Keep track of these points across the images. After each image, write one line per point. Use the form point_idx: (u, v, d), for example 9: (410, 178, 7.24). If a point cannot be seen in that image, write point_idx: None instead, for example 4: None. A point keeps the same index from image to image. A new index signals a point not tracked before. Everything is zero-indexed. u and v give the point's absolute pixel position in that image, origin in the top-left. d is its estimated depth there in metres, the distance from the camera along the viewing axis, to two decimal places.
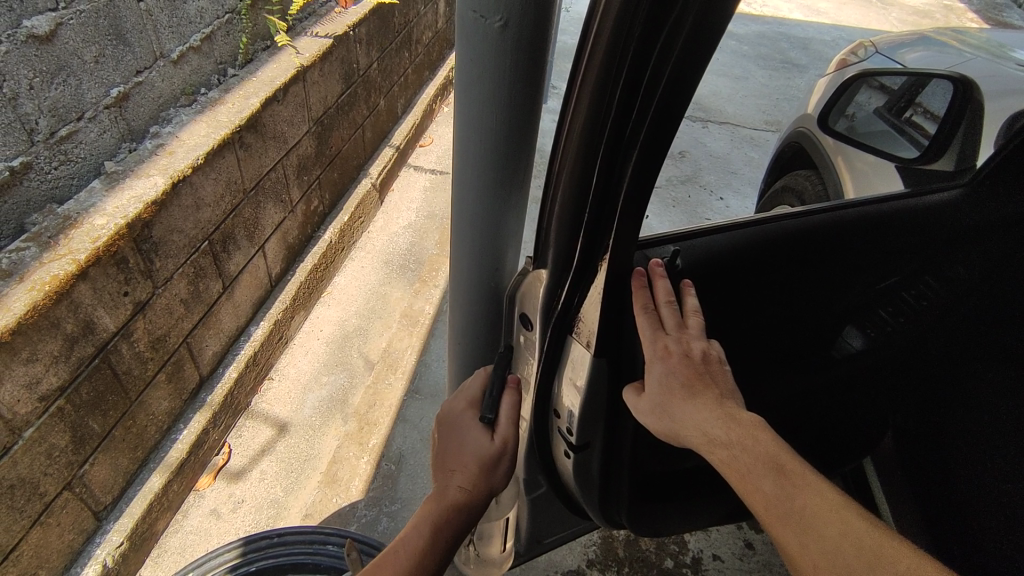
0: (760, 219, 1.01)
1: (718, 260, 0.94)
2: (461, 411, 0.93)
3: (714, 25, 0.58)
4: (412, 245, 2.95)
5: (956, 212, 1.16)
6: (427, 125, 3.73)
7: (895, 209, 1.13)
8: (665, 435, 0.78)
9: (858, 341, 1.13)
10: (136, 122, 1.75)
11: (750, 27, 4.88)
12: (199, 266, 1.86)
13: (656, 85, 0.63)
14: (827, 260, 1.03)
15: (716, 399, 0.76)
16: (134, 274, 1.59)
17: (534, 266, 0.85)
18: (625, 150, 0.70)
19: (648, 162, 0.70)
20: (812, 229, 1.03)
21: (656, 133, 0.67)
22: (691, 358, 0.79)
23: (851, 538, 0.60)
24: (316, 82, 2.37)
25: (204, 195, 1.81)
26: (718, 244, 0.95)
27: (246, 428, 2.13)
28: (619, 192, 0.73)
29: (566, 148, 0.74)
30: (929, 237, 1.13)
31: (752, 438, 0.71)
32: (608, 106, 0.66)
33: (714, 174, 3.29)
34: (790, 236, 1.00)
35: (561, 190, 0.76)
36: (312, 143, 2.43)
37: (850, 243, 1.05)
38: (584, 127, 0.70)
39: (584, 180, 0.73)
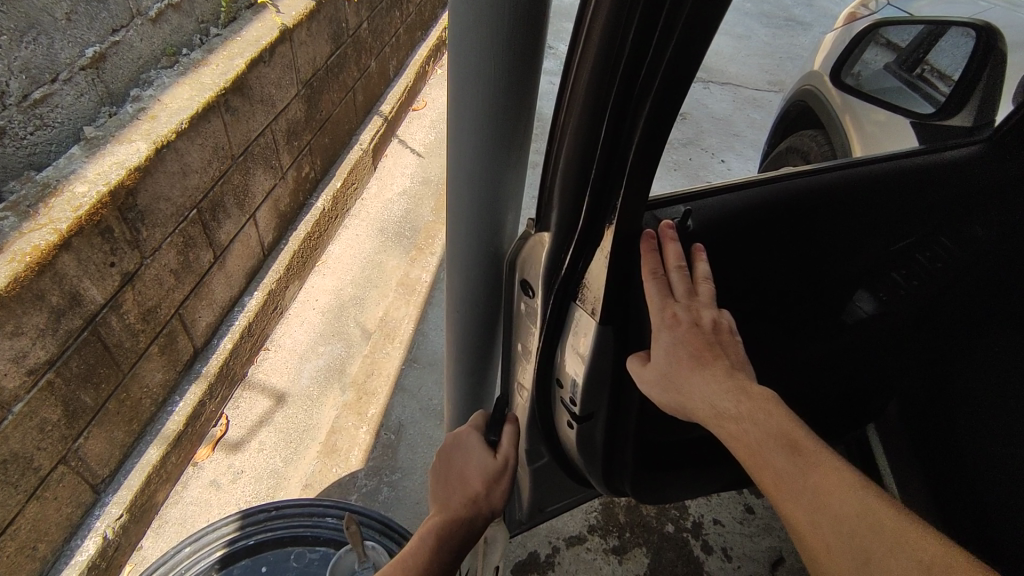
0: (772, 178, 0.96)
1: (729, 221, 0.89)
2: (465, 432, 0.98)
3: None
4: (407, 212, 2.89)
5: (974, 169, 1.11)
6: (420, 87, 3.62)
7: (912, 166, 1.07)
8: (669, 406, 0.76)
9: (869, 306, 1.09)
10: (115, 84, 1.67)
11: None
12: (188, 235, 1.81)
13: (671, 32, 0.57)
14: (840, 222, 0.99)
15: (726, 370, 0.73)
16: (120, 244, 1.54)
17: (536, 229, 0.81)
18: (636, 105, 0.64)
19: (661, 118, 0.65)
20: (826, 188, 0.97)
21: (669, 86, 0.62)
22: (701, 327, 0.76)
23: (868, 519, 0.57)
24: (304, 42, 2.28)
25: (190, 161, 1.74)
26: (729, 203, 0.90)
27: (243, 400, 2.11)
28: (629, 150, 0.68)
29: (571, 102, 0.69)
30: (946, 196, 1.08)
31: (762, 411, 0.68)
32: (617, 54, 0.61)
33: (715, 136, 3.21)
34: (803, 196, 0.95)
35: (565, 148, 0.72)
36: (301, 107, 2.35)
37: (865, 203, 1.00)
38: (591, 78, 0.65)
39: (591, 137, 0.68)
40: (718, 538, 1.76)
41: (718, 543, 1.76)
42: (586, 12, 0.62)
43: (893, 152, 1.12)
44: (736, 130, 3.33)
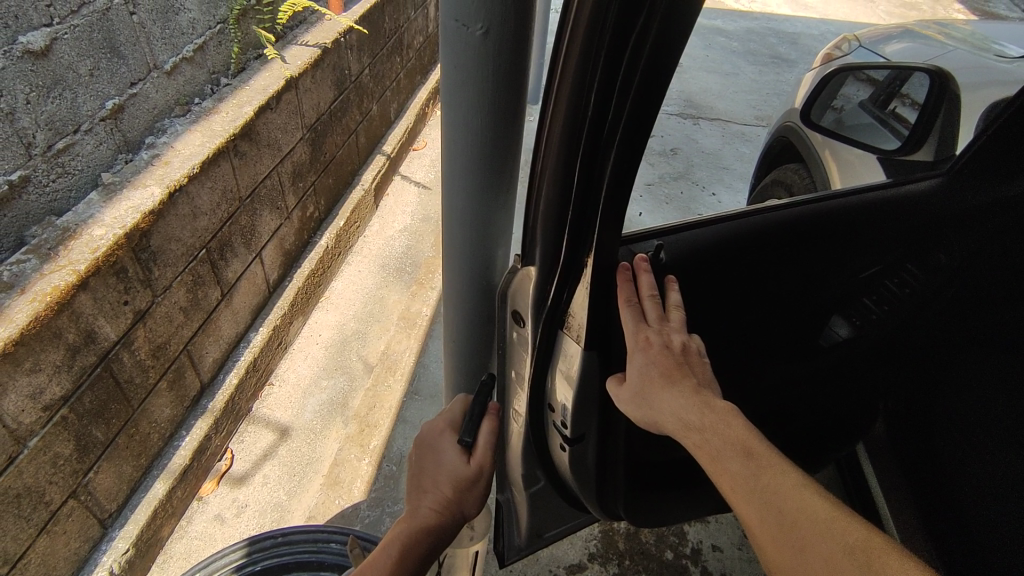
0: (742, 212, 1.03)
1: (703, 254, 0.96)
2: (441, 431, 0.99)
3: (677, 33, 0.61)
4: (408, 248, 2.97)
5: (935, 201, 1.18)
6: (420, 128, 3.76)
7: (875, 198, 1.15)
8: (645, 421, 0.81)
9: (844, 329, 1.15)
10: (131, 133, 1.77)
11: (739, 23, 4.91)
12: (197, 274, 1.89)
13: (629, 86, 0.65)
14: (810, 251, 1.05)
15: (692, 388, 0.78)
16: (133, 283, 1.61)
17: (523, 263, 0.88)
18: (604, 150, 0.72)
19: (627, 161, 0.73)
20: (793, 220, 1.05)
21: (631, 132, 0.70)
22: (671, 349, 0.82)
23: (805, 511, 0.62)
24: (309, 89, 2.40)
25: (201, 204, 1.83)
26: (701, 235, 0.97)
27: (248, 434, 2.15)
28: (600, 190, 0.75)
29: (548, 149, 0.77)
30: (908, 225, 1.15)
31: (723, 422, 0.74)
32: (585, 105, 0.69)
33: (705, 170, 3.32)
34: (772, 229, 1.02)
35: (545, 189, 0.79)
36: (306, 150, 2.46)
37: (832, 234, 1.08)
38: (564, 128, 0.73)
39: (567, 180, 0.76)
40: (717, 564, 1.78)
41: (718, 569, 1.77)
42: (558, 71, 0.70)
43: (860, 185, 1.20)
44: (725, 164, 3.45)
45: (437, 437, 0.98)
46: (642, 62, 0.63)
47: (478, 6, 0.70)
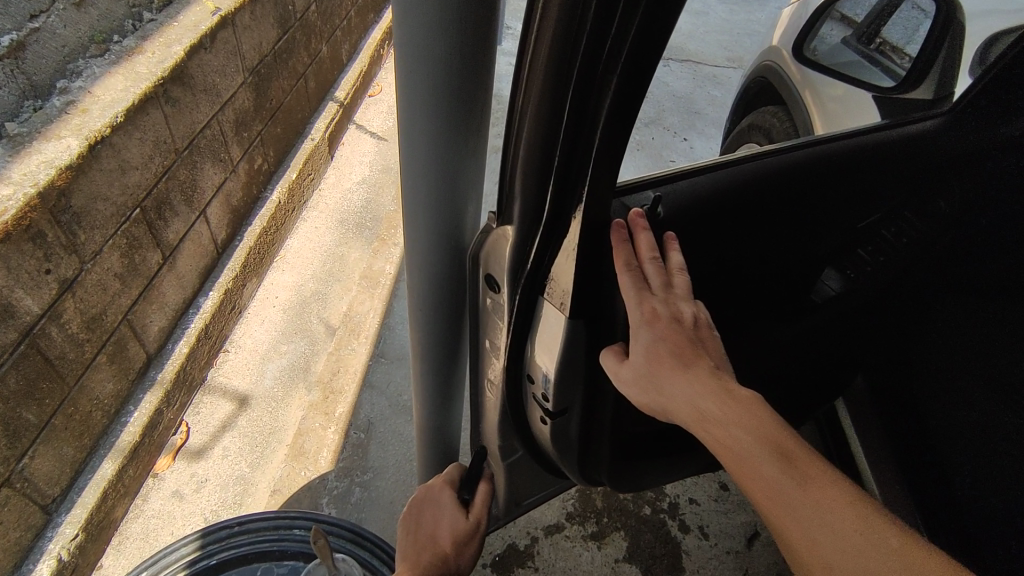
0: (736, 160, 0.93)
1: (700, 207, 0.86)
2: (442, 487, 1.17)
3: None
4: (367, 202, 2.80)
5: (937, 144, 1.12)
6: (374, 72, 3.50)
7: (875, 141, 1.06)
8: (650, 407, 0.75)
9: (836, 283, 1.08)
10: (37, 76, 1.54)
11: None
12: (132, 236, 1.70)
13: (635, 6, 0.53)
14: (810, 201, 0.96)
15: (709, 371, 0.72)
16: (55, 249, 1.43)
17: (498, 222, 0.77)
18: (600, 84, 0.60)
19: (628, 98, 0.61)
20: (793, 169, 0.95)
21: (635, 60, 0.58)
22: (680, 323, 0.74)
23: (868, 536, 0.58)
24: (248, 27, 2.16)
25: (129, 156, 1.63)
26: (696, 187, 0.87)
27: (204, 405, 2.02)
28: (594, 134, 0.64)
29: (529, 83, 0.64)
30: (909, 169, 1.07)
31: (749, 415, 0.68)
32: (578, 31, 0.56)
33: (676, 115, 3.22)
34: (772, 180, 0.93)
35: (526, 135, 0.67)
36: (248, 95, 2.23)
37: (833, 182, 0.98)
38: (549, 61, 0.60)
39: (553, 122, 0.64)
40: (695, 517, 1.77)
41: (695, 522, 1.76)
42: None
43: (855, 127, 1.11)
44: (696, 108, 3.33)
45: (443, 492, 1.16)
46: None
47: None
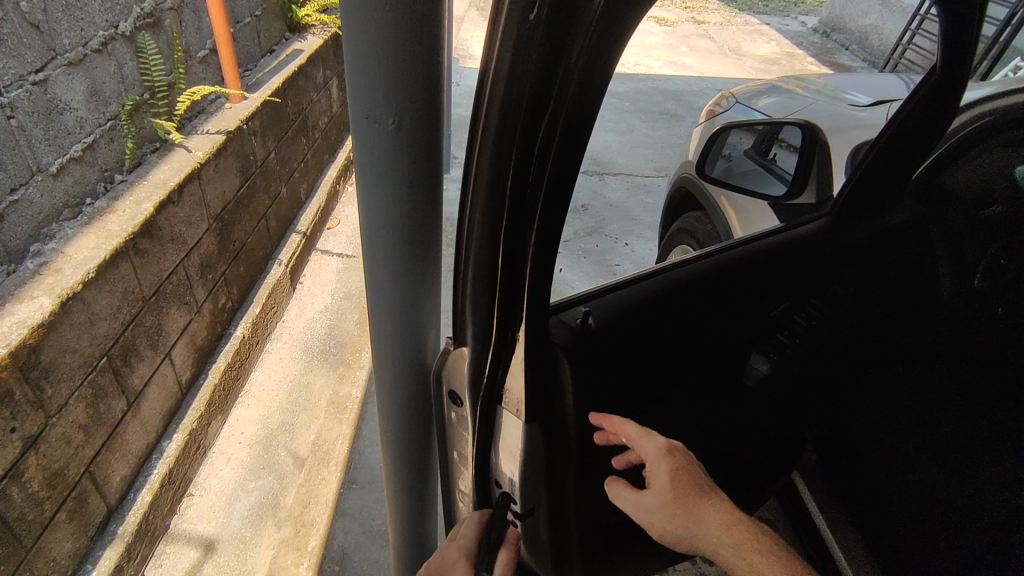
0: (655, 270, 1.08)
1: (626, 316, 0.97)
2: (454, 559, 0.89)
3: (582, 125, 0.63)
4: (331, 329, 2.88)
5: (826, 240, 1.28)
6: (332, 207, 3.73)
7: (772, 244, 1.24)
8: (676, 543, 0.82)
9: (763, 365, 1.22)
10: (13, 243, 1.63)
11: (626, 87, 5.54)
12: (98, 385, 1.73)
13: (542, 172, 0.67)
14: (724, 299, 1.11)
15: (722, 508, 0.81)
16: (22, 407, 1.45)
17: (455, 344, 0.88)
18: (523, 230, 0.73)
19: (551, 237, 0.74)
20: (704, 274, 1.10)
21: (552, 208, 0.70)
22: (689, 471, 0.85)
23: None
24: (212, 179, 2.33)
25: (98, 309, 1.70)
26: (621, 299, 1.00)
27: (167, 555, 1.94)
28: (524, 267, 0.75)
29: (470, 228, 0.77)
30: (805, 264, 1.24)
31: (763, 544, 0.76)
32: (503, 188, 0.69)
33: (615, 223, 3.57)
34: (686, 283, 1.07)
35: (471, 267, 0.79)
36: (213, 240, 2.36)
37: (742, 281, 1.14)
38: (483, 210, 0.73)
39: (490, 257, 0.76)
40: None
41: None
42: (475, 156, 0.72)
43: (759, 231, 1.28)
44: (632, 215, 3.65)
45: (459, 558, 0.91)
46: (563, 146, 0.65)
47: (389, 101, 0.70)
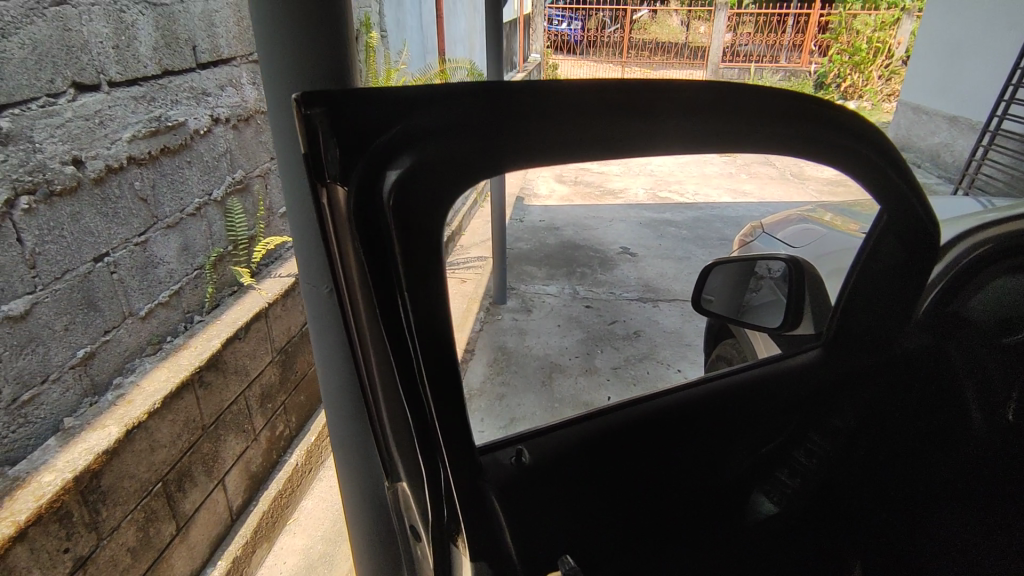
0: (614, 406, 1.07)
1: (573, 453, 0.97)
2: None
3: (429, 275, 0.63)
4: None
5: (815, 373, 1.18)
6: None
7: (754, 378, 1.18)
8: None
9: (768, 505, 1.15)
10: (99, 376, 1.90)
11: (685, 216, 5.76)
12: (151, 509, 1.87)
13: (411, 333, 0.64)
14: (697, 434, 1.09)
15: None
16: (77, 528, 1.61)
17: (394, 481, 0.91)
18: (417, 394, 0.68)
19: (449, 394, 0.71)
20: (671, 409, 1.08)
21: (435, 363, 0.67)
22: None
23: None
24: (279, 316, 2.61)
25: (160, 437, 1.89)
26: (569, 435, 0.99)
27: None
28: (433, 425, 0.71)
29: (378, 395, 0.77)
30: (795, 397, 1.17)
31: None
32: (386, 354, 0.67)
33: (668, 348, 3.56)
34: (651, 420, 1.06)
35: (392, 428, 0.80)
36: (275, 371, 2.59)
37: (715, 416, 1.11)
38: (382, 377, 0.73)
39: (402, 416, 0.74)
40: None
41: None
42: (357, 335, 0.74)
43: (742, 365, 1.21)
44: (686, 340, 3.64)
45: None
46: (425, 303, 0.64)
47: None
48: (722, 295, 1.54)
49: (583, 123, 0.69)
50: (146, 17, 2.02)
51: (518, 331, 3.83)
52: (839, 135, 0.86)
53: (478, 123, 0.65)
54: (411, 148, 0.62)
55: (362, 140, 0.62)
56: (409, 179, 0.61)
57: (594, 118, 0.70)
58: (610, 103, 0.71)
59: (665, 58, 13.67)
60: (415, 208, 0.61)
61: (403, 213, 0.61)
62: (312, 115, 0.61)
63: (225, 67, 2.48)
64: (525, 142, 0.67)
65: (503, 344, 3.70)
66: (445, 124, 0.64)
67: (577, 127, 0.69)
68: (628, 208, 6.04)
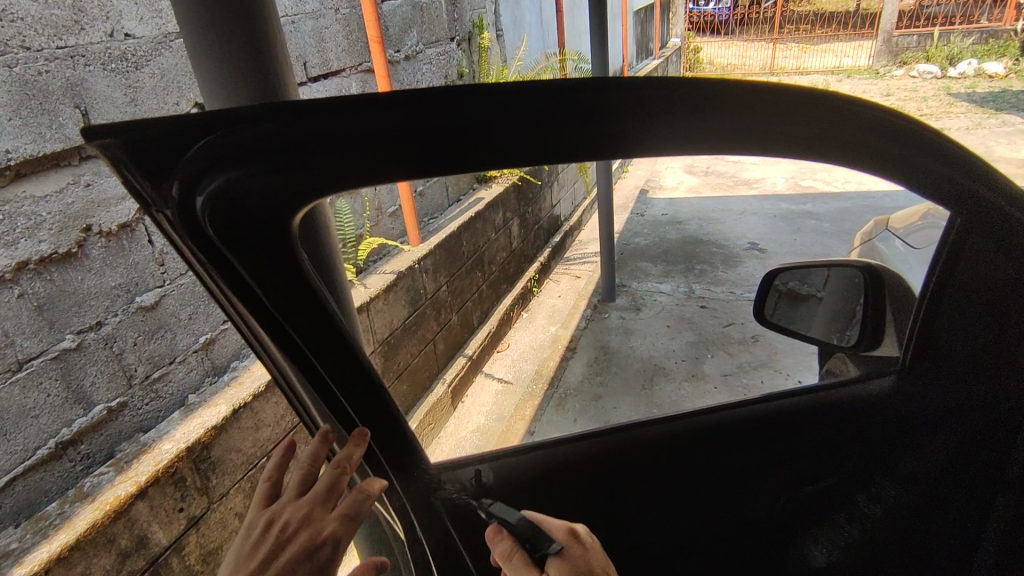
0: (620, 428, 1.10)
1: (558, 467, 1.02)
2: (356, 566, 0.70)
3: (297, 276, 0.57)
4: (476, 449, 2.99)
5: (864, 410, 1.06)
6: (505, 332, 4.00)
7: (788, 409, 1.11)
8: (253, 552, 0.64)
9: (819, 556, 1.00)
10: (219, 359, 2.17)
11: (830, 208, 5.18)
12: (255, 480, 2.10)
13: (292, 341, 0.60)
14: (706, 463, 1.06)
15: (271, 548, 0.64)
16: (190, 491, 1.85)
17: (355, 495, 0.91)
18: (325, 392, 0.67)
19: (368, 391, 0.71)
20: (678, 435, 1.09)
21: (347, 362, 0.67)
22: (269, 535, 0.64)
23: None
24: (381, 310, 2.77)
25: (264, 416, 2.12)
26: (537, 456, 1.03)
27: None
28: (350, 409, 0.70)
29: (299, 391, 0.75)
30: (835, 433, 1.07)
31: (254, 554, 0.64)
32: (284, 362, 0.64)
33: (790, 356, 3.23)
34: (653, 444, 1.08)
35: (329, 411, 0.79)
36: (377, 361, 2.77)
37: (726, 446, 1.08)
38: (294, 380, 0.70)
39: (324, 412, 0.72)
40: None
41: None
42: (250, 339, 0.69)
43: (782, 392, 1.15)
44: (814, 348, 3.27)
45: (566, 543, 0.71)
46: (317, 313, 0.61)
47: None
48: (818, 324, 1.39)
49: (528, 126, 0.55)
50: None
51: (623, 331, 3.71)
52: (876, 136, 0.71)
53: (340, 127, 0.51)
54: (222, 161, 0.49)
55: (176, 164, 0.49)
56: (243, 205, 0.51)
57: (519, 120, 0.55)
58: (569, 104, 0.56)
59: (829, 31, 12.31)
60: (245, 225, 0.52)
61: (250, 242, 0.53)
62: (109, 150, 0.48)
63: (335, 79, 2.68)
64: (411, 154, 0.53)
65: (606, 344, 3.61)
66: (289, 131, 0.50)
67: (494, 129, 0.55)
68: (762, 200, 5.57)
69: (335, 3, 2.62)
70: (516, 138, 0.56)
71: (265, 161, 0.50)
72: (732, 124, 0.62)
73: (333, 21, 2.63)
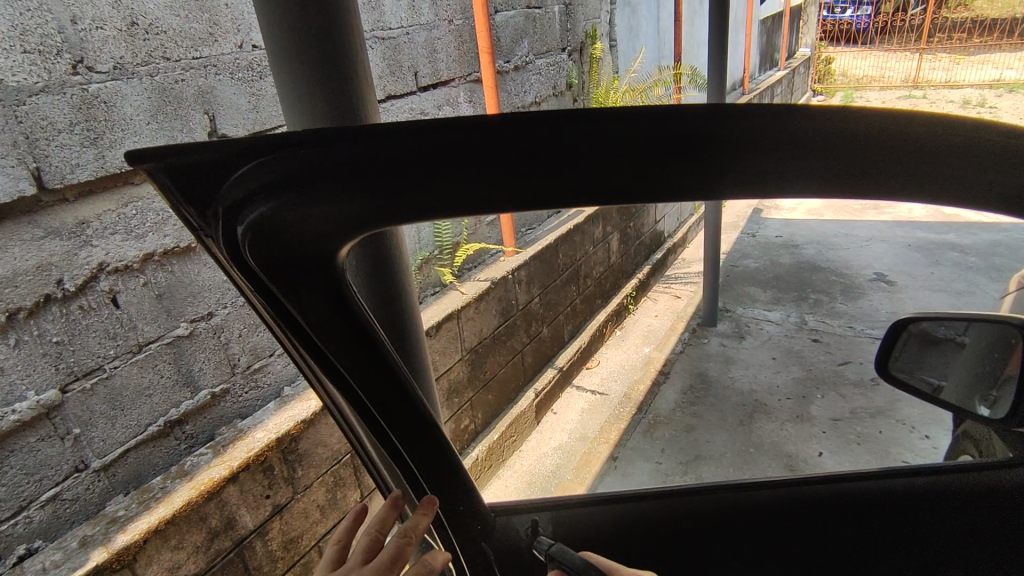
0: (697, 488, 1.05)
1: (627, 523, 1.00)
2: None
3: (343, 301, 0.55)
4: (557, 467, 2.89)
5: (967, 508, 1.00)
6: (596, 349, 3.87)
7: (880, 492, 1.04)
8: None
9: None
10: None
11: (977, 239, 4.59)
12: (339, 476, 2.16)
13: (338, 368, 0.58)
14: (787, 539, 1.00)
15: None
16: (277, 480, 1.92)
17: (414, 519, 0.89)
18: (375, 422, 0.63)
19: (422, 424, 0.67)
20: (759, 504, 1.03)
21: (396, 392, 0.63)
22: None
23: None
24: (471, 318, 2.78)
25: None
26: (605, 509, 1.01)
27: None
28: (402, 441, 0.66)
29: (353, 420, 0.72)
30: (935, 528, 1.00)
31: None
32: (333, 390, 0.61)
33: (918, 405, 2.87)
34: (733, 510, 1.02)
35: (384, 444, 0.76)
36: (464, 369, 2.78)
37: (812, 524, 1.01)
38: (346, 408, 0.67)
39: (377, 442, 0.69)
40: None
41: None
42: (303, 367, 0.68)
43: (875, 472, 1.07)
44: None
45: None
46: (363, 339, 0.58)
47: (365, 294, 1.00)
48: (953, 376, 1.32)
49: (642, 171, 0.51)
50: (375, 49, 2.32)
51: (723, 360, 3.47)
52: None
53: (378, 153, 0.47)
54: (261, 187, 0.48)
55: (217, 190, 0.49)
56: (278, 230, 0.49)
57: (579, 154, 0.49)
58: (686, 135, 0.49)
59: (988, 40, 10.98)
60: (282, 252, 0.50)
61: (283, 270, 0.51)
62: (153, 174, 0.49)
63: (444, 88, 2.73)
64: (479, 186, 0.50)
65: (703, 372, 3.40)
66: (326, 159, 0.47)
67: (552, 164, 0.49)
68: (894, 226, 5.04)
69: (450, 14, 2.67)
70: (580, 172, 0.50)
71: (299, 185, 0.48)
72: (868, 173, 0.50)
73: (446, 32, 2.68)
